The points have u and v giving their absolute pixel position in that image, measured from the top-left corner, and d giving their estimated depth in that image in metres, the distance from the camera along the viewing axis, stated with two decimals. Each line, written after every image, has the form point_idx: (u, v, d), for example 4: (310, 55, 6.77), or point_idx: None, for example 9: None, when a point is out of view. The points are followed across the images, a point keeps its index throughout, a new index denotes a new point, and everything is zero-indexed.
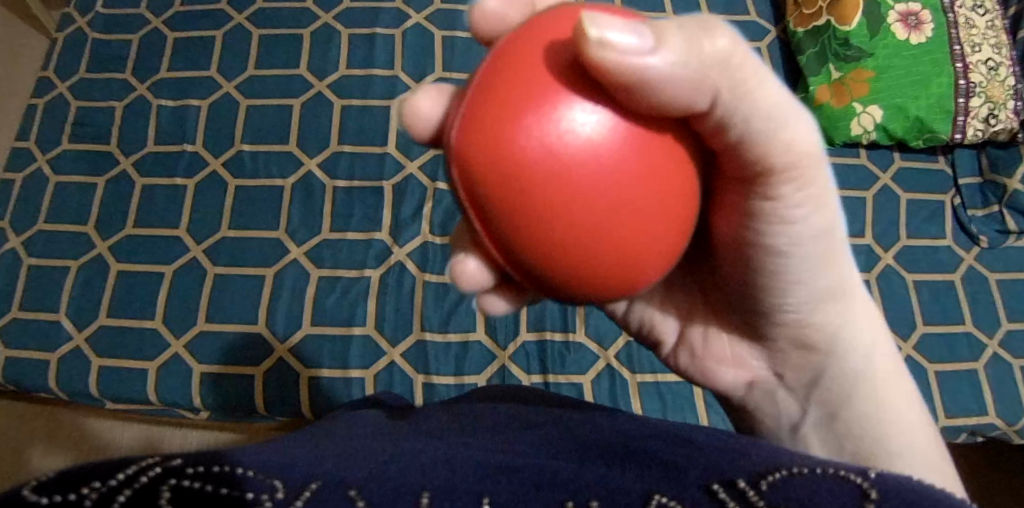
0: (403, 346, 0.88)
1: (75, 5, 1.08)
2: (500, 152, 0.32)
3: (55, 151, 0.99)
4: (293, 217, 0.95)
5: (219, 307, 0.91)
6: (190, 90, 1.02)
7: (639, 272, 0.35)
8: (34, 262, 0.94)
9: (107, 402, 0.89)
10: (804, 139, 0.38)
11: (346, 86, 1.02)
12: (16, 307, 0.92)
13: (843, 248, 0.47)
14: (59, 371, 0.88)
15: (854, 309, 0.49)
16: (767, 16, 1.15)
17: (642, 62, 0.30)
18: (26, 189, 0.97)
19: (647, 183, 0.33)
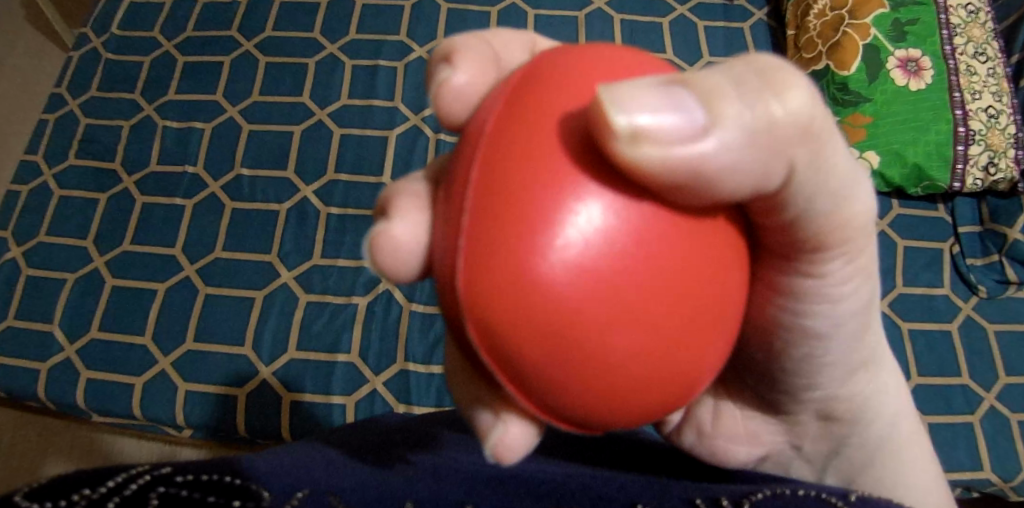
0: (385, 375, 0.88)
1: (92, 25, 1.12)
2: (532, 272, 0.25)
3: (61, 166, 1.02)
4: (286, 241, 0.96)
5: (208, 328, 0.92)
6: (195, 112, 1.05)
7: (694, 382, 0.29)
8: (32, 272, 0.95)
9: (92, 415, 0.90)
10: (862, 213, 0.35)
11: (346, 115, 1.04)
12: (11, 316, 0.93)
13: (876, 323, 0.46)
14: (47, 382, 0.89)
15: (882, 381, 0.50)
16: (768, 59, 1.14)
17: (700, 150, 0.25)
18: (31, 201, 1.00)
19: (704, 282, 0.27)
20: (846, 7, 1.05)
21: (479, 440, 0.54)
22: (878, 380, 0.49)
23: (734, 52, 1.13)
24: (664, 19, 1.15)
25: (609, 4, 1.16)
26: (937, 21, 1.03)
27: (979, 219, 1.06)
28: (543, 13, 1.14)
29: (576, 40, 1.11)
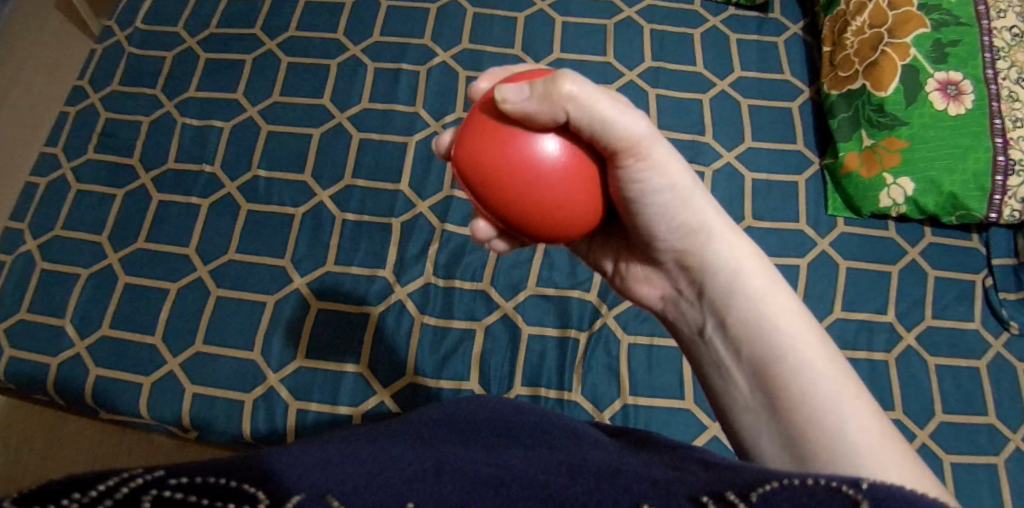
0: (393, 388, 0.87)
1: (117, 18, 1.11)
2: (466, 162, 0.51)
3: (80, 160, 1.01)
4: (300, 246, 0.95)
5: (218, 330, 0.91)
6: (214, 111, 1.04)
7: (565, 227, 0.52)
8: (46, 266, 0.95)
9: (100, 411, 0.90)
10: (627, 121, 0.49)
11: (366, 120, 1.02)
12: (23, 309, 0.93)
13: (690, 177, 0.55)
14: (56, 377, 0.89)
15: (728, 237, 0.56)
16: (801, 76, 1.10)
17: (520, 107, 0.48)
18: (48, 193, 0.99)
19: (554, 173, 0.50)
20: (886, 24, 1.01)
21: (482, 432, 0.50)
22: (723, 234, 0.56)
23: (766, 69, 1.09)
24: (694, 31, 1.11)
25: (639, 13, 1.13)
26: (979, 43, 0.98)
27: (1016, 251, 1.02)
28: (571, 21, 1.11)
29: (603, 51, 1.09)
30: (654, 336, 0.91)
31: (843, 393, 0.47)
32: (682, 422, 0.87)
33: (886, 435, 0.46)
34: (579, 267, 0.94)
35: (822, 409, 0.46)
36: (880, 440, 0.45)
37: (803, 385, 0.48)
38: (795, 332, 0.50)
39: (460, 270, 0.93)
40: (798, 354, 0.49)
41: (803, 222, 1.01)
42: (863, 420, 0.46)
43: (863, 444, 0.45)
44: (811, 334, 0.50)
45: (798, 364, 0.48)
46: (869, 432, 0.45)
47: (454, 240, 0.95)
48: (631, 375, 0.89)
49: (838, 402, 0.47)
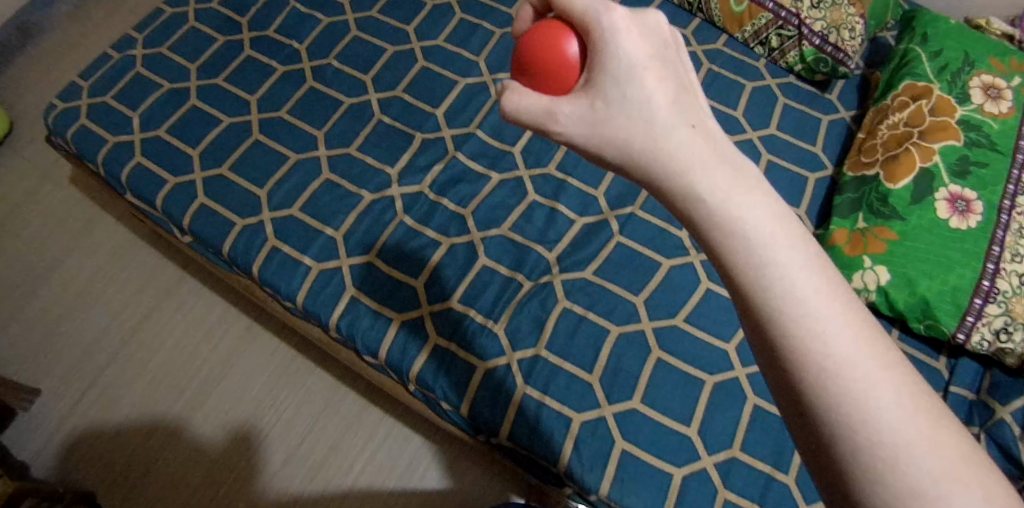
0: (354, 260, 1.00)
1: None
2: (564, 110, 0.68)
3: (205, 7, 1.23)
4: (335, 127, 1.10)
5: (244, 164, 1.08)
6: (322, 7, 1.22)
7: None
8: (143, 72, 1.17)
9: (129, 192, 1.09)
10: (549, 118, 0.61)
11: (434, 53, 1.17)
12: (111, 95, 1.15)
13: (624, 130, 0.56)
14: (110, 152, 1.10)
15: (699, 150, 0.54)
16: (831, 153, 1.14)
17: None
18: (171, 21, 1.22)
19: None
20: (919, 126, 1.04)
21: None
22: (696, 147, 0.54)
23: (801, 137, 1.14)
24: (749, 83, 1.19)
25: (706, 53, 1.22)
26: (1006, 173, 1.00)
27: (978, 389, 1.00)
28: None
29: None
30: (590, 310, 0.97)
31: (825, 331, 0.47)
32: (580, 393, 0.93)
33: (857, 358, 0.46)
34: (552, 229, 1.02)
35: (800, 357, 0.47)
36: (867, 372, 0.46)
37: (774, 332, 0.48)
38: (759, 268, 0.49)
39: (452, 192, 1.04)
40: (768, 292, 0.48)
41: None
42: (847, 354, 0.46)
43: (843, 385, 0.46)
44: (787, 267, 0.49)
45: (764, 300, 0.48)
46: (850, 365, 0.46)
47: (457, 167, 1.06)
48: (553, 332, 0.96)
49: (818, 341, 0.47)
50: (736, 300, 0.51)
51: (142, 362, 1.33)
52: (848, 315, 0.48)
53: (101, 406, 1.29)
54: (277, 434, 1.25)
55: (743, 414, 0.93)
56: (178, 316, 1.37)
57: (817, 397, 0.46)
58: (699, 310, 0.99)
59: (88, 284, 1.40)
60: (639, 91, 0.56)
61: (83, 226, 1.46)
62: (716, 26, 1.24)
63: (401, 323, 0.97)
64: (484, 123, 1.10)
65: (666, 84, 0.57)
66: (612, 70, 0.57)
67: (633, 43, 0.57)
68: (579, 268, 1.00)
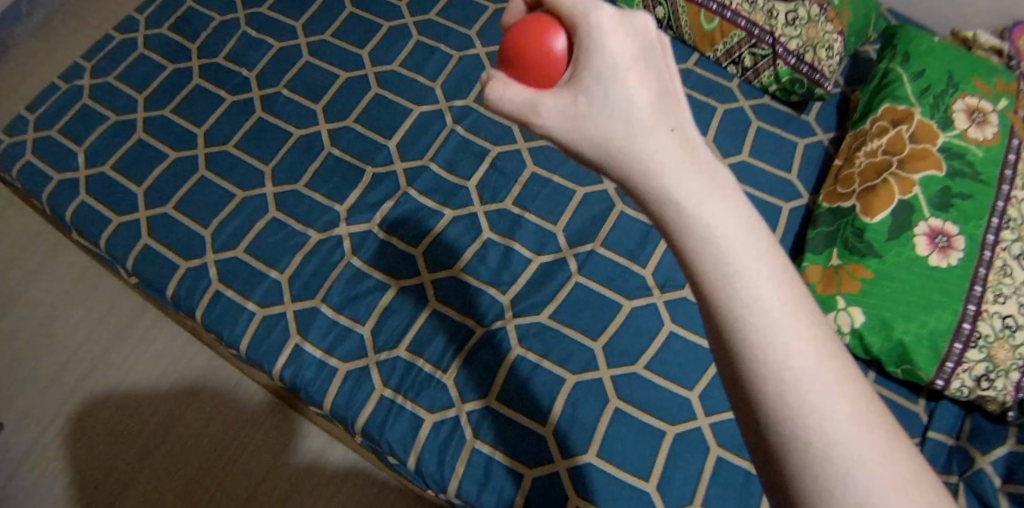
0: (300, 304, 0.96)
1: None
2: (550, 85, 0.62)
3: (155, 32, 1.18)
4: (284, 160, 1.05)
5: (190, 201, 1.04)
6: (273, 30, 1.17)
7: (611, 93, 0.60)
8: (90, 101, 1.13)
9: (73, 230, 1.05)
10: (526, 108, 0.55)
11: (389, 79, 1.11)
12: (58, 128, 1.11)
13: (599, 125, 0.51)
14: (55, 189, 1.05)
15: (678, 155, 0.49)
16: (807, 181, 1.07)
17: None
18: (119, 48, 1.17)
19: None
20: (899, 154, 0.97)
21: None
22: (674, 153, 0.49)
23: (774, 163, 1.08)
24: (720, 105, 1.12)
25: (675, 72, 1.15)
26: (991, 205, 0.93)
27: (958, 433, 0.94)
28: None
29: None
30: (545, 357, 0.92)
31: (798, 362, 0.42)
32: (531, 447, 0.88)
33: (827, 390, 0.42)
34: (507, 269, 0.97)
35: (769, 386, 0.42)
36: (839, 412, 0.41)
37: (744, 358, 0.43)
38: (730, 286, 0.44)
39: (404, 230, 0.99)
40: (741, 314, 0.43)
41: None
42: (815, 383, 0.42)
43: (813, 423, 0.41)
44: (764, 290, 0.44)
45: (733, 319, 0.44)
46: (815, 393, 0.41)
47: (410, 203, 1.01)
48: (506, 381, 0.91)
49: (790, 373, 0.42)
50: (706, 318, 0.46)
51: (102, 391, 1.22)
52: (825, 349, 0.43)
53: (112, 374, 1.24)
54: (276, 427, 1.19)
55: (705, 467, 0.87)
56: (140, 341, 1.26)
57: (783, 433, 0.41)
58: (660, 354, 0.93)
59: (35, 307, 1.29)
60: (620, 89, 0.51)
61: (27, 245, 1.36)
62: (686, 44, 1.16)
63: (347, 372, 0.92)
64: (439, 154, 1.05)
65: (650, 84, 0.51)
66: (593, 68, 0.52)
67: (619, 40, 0.52)
68: (534, 311, 0.95)
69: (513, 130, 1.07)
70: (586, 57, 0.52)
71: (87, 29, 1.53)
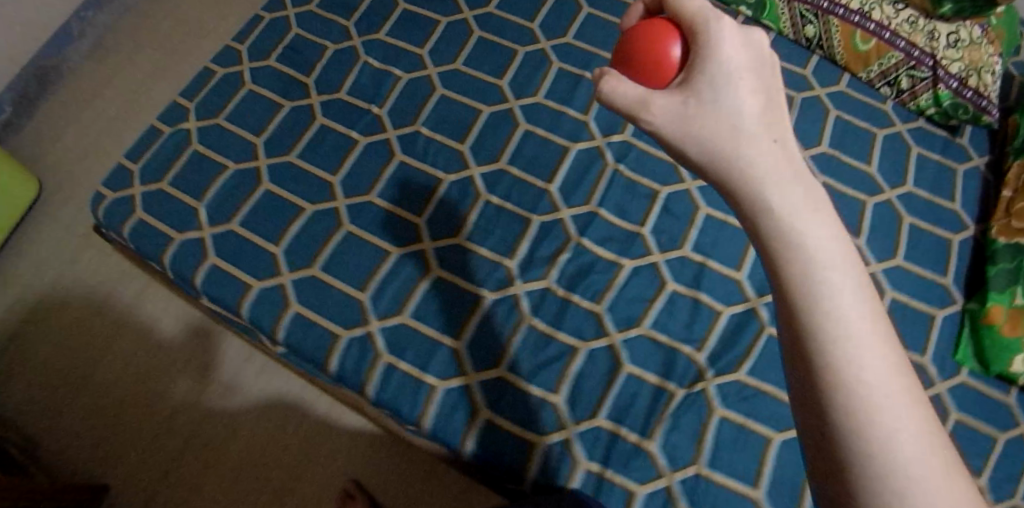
0: (483, 375, 0.89)
1: None
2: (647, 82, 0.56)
3: (259, 64, 1.12)
4: (436, 212, 0.97)
5: (336, 261, 0.95)
6: (396, 59, 1.09)
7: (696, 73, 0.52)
8: (199, 148, 1.06)
9: (201, 297, 0.97)
10: (630, 99, 0.49)
11: (535, 113, 1.03)
12: (165, 180, 1.05)
13: (707, 131, 0.46)
14: (173, 251, 0.98)
15: (783, 170, 0.44)
16: (970, 212, 1.03)
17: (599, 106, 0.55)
18: (222, 82, 1.11)
19: None
20: None
21: None
22: (787, 179, 0.43)
23: (937, 195, 1.03)
24: (877, 131, 1.06)
25: (827, 95, 1.08)
26: None
27: None
28: None
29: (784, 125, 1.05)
30: (749, 418, 0.88)
31: (894, 408, 0.38)
32: None
33: (935, 460, 0.37)
34: (696, 324, 0.92)
35: (864, 433, 0.37)
36: (935, 476, 0.37)
37: (845, 415, 0.38)
38: (841, 336, 0.39)
39: (581, 287, 0.93)
40: (843, 349, 0.39)
41: (927, 359, 0.96)
42: (922, 452, 0.37)
43: (914, 485, 0.36)
44: (871, 344, 0.39)
45: (840, 368, 0.39)
46: (923, 468, 0.37)
47: (585, 256, 0.94)
48: (713, 447, 0.86)
49: (892, 424, 0.38)
50: (794, 346, 0.41)
51: (221, 449, 1.10)
52: (915, 405, 0.39)
53: (225, 413, 1.13)
54: (412, 456, 1.09)
55: None
56: (249, 391, 1.14)
57: (871, 487, 0.37)
58: None
59: (129, 368, 1.16)
60: (741, 103, 0.45)
61: (106, 297, 1.22)
62: (835, 65, 1.09)
63: (548, 449, 0.86)
64: (605, 199, 0.98)
65: (761, 93, 0.46)
66: (714, 77, 0.46)
67: (740, 53, 0.47)
68: (730, 368, 0.90)
69: (676, 169, 1.01)
70: (706, 63, 0.47)
71: (146, 50, 1.45)
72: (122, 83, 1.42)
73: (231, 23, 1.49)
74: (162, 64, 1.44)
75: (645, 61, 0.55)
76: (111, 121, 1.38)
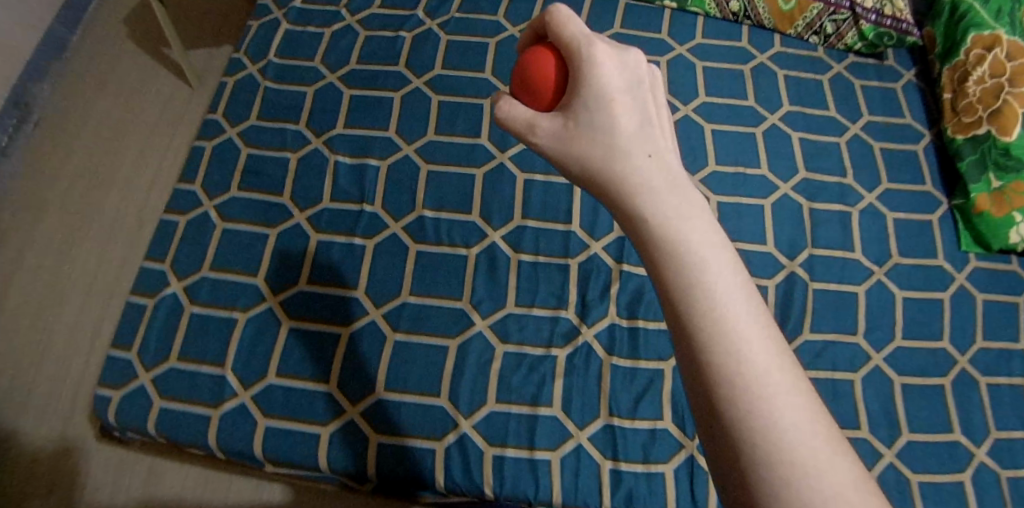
0: (590, 429, 0.90)
1: (249, 52, 1.17)
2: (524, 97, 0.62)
3: (223, 195, 1.06)
4: (477, 289, 0.97)
5: (400, 375, 0.93)
6: (369, 147, 1.07)
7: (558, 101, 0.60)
8: (197, 309, 0.99)
9: (266, 464, 0.92)
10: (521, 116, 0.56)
11: (527, 159, 1.05)
12: (174, 354, 0.96)
13: (582, 140, 0.52)
14: (219, 427, 0.92)
15: (656, 176, 0.49)
16: (922, 120, 1.14)
17: None
18: (189, 230, 1.04)
19: None
20: (1006, 74, 1.05)
21: None
22: (652, 175, 0.48)
23: (891, 113, 1.13)
24: (823, 77, 1.15)
25: (771, 58, 1.16)
26: None
27: None
28: (710, 66, 1.15)
29: (746, 95, 1.12)
30: (835, 370, 0.96)
31: (766, 373, 0.41)
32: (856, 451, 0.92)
33: (805, 411, 0.41)
34: None
35: (739, 395, 0.41)
36: (814, 451, 0.40)
37: (708, 363, 0.42)
38: (710, 298, 0.43)
39: (643, 310, 0.96)
40: (727, 338, 0.42)
41: (941, 256, 1.04)
42: (783, 400, 0.41)
43: (781, 442, 0.40)
44: (739, 306, 0.43)
45: (705, 322, 0.43)
46: (792, 417, 0.40)
47: (635, 281, 0.97)
48: None
49: (766, 396, 0.41)
50: (675, 326, 0.45)
51: None
52: (790, 373, 0.43)
53: None
54: None
55: (985, 401, 0.97)
56: None
57: (748, 444, 0.40)
58: (908, 323, 1.00)
59: None
60: (611, 114, 0.51)
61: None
62: (766, 29, 1.18)
63: (677, 471, 0.89)
64: None
65: (633, 111, 0.51)
66: (587, 95, 0.52)
67: (612, 72, 0.52)
68: (798, 331, 0.97)
69: None
70: (580, 83, 0.53)
71: (47, 218, 1.32)
72: (36, 254, 1.27)
73: (133, 157, 1.39)
74: (72, 226, 1.31)
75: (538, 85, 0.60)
76: (39, 300, 1.22)
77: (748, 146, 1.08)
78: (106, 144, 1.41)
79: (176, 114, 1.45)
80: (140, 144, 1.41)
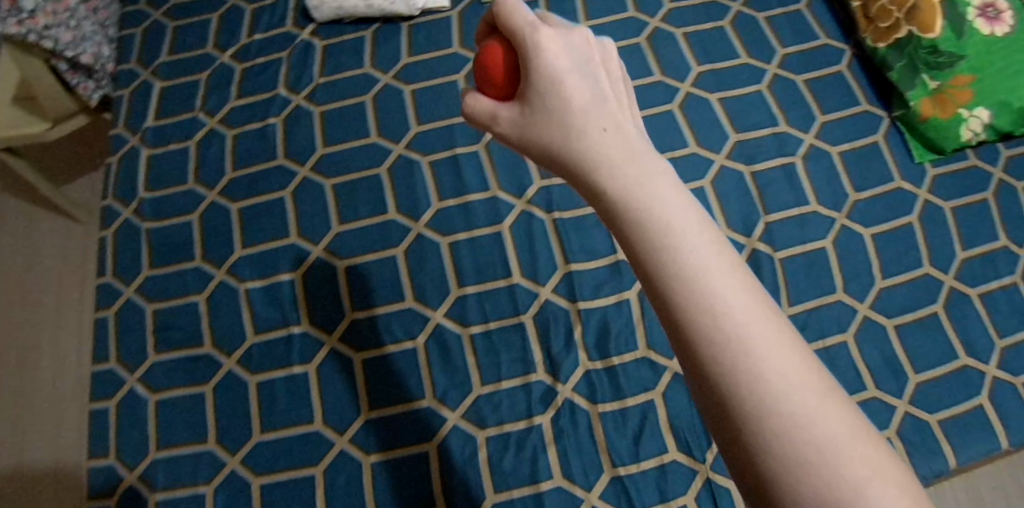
0: (599, 488, 0.83)
1: (118, 194, 1.06)
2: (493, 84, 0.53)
3: (144, 366, 0.95)
4: (438, 381, 0.90)
5: (387, 498, 0.85)
6: (275, 264, 0.98)
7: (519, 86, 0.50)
8: (161, 494, 0.88)
9: None
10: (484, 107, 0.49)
11: (445, 221, 0.98)
12: None
13: (540, 121, 0.45)
14: None
15: (613, 142, 0.42)
16: (836, 35, 1.08)
17: None
18: (123, 414, 0.92)
19: None
20: None
21: None
22: (614, 153, 0.41)
23: (804, 39, 1.07)
24: (725, 23, 1.09)
25: (665, 20, 1.09)
26: None
27: None
28: None
29: (649, 71, 1.04)
30: (824, 338, 0.90)
31: (768, 338, 0.36)
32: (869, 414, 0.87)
33: (825, 414, 0.34)
34: None
35: (741, 379, 0.34)
36: (836, 457, 0.33)
37: (706, 363, 0.35)
38: (699, 288, 0.36)
39: (613, 346, 0.89)
40: (725, 336, 0.35)
41: (898, 178, 0.98)
42: (797, 402, 0.34)
43: (803, 452, 0.33)
44: (735, 294, 0.36)
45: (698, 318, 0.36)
46: (806, 422, 0.34)
47: (596, 316, 0.91)
48: None
49: (775, 398, 0.34)
50: (662, 315, 0.38)
51: None
52: (805, 363, 0.35)
53: None
54: None
55: (982, 313, 0.92)
56: None
57: (767, 446, 0.33)
58: (883, 259, 0.94)
59: None
60: (563, 92, 0.44)
61: None
62: None
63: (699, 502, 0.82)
64: (571, 252, 0.94)
65: (583, 86, 0.44)
66: (538, 74, 0.45)
67: (561, 46, 0.44)
68: None
69: None
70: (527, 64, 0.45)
71: None
72: None
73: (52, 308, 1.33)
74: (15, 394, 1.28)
75: (486, 69, 0.51)
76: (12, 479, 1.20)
77: (668, 126, 1.00)
78: (19, 302, 1.34)
79: (81, 250, 1.38)
80: (54, 290, 1.35)
